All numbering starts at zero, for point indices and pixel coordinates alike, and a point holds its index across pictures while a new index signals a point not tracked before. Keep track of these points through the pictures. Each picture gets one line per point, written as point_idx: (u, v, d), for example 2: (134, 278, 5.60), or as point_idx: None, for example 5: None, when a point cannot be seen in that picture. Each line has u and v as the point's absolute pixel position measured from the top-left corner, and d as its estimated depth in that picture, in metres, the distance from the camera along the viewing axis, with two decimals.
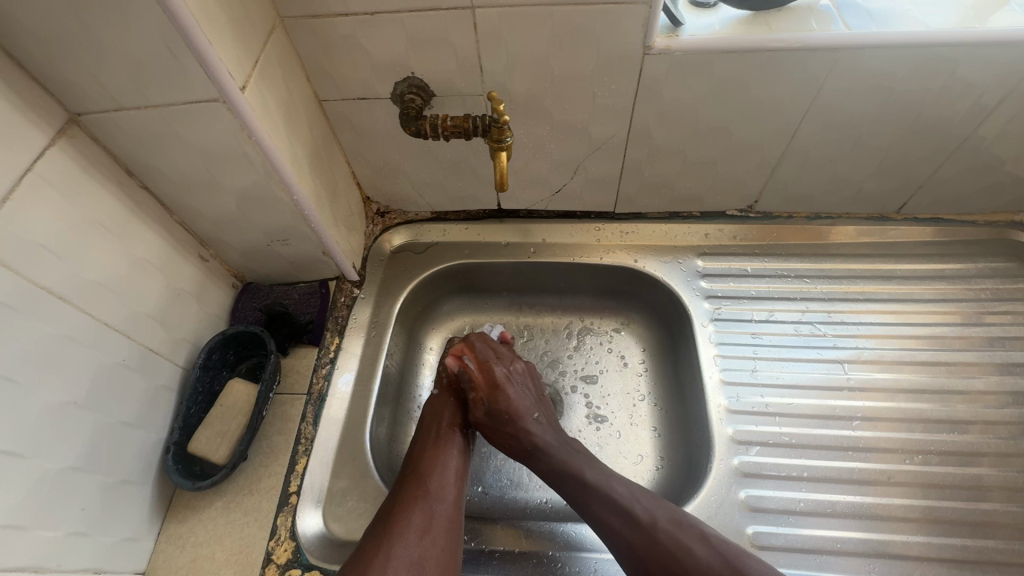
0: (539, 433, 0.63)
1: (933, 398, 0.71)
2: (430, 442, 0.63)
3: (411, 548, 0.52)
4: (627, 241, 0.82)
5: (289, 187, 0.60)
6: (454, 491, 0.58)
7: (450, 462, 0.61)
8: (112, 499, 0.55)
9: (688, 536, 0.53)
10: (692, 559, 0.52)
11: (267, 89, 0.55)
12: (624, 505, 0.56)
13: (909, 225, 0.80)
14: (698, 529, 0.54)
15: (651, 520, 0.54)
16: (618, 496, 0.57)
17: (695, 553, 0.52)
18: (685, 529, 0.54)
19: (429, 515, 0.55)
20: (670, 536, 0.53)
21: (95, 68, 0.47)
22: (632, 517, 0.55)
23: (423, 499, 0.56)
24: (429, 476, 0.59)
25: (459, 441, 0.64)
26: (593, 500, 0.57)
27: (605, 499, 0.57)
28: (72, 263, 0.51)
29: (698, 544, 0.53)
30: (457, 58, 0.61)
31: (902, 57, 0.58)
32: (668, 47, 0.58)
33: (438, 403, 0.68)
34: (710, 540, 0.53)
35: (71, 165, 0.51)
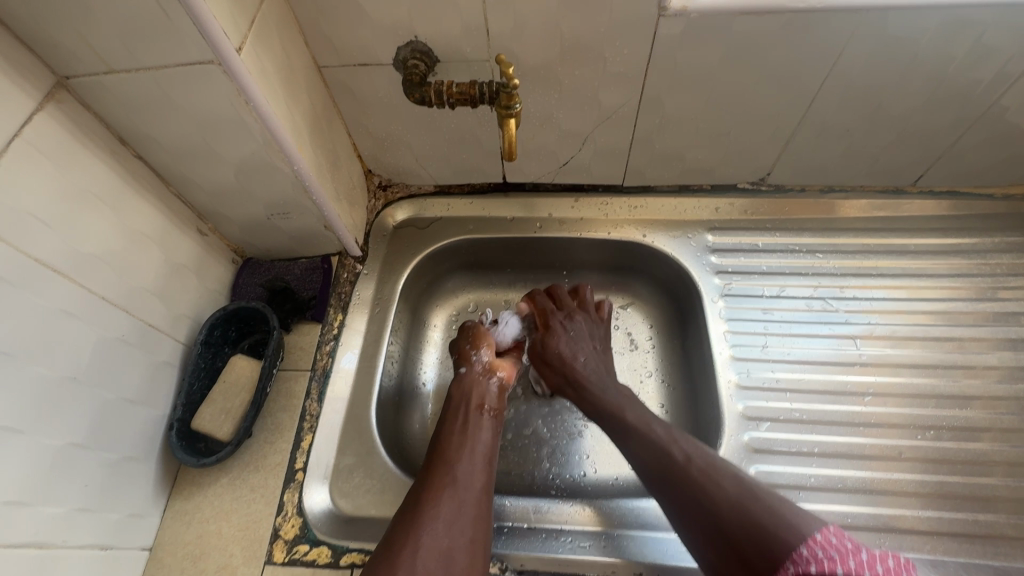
0: (587, 371, 0.67)
1: (944, 373, 0.70)
2: (458, 425, 0.62)
3: (440, 539, 0.50)
4: (635, 216, 0.80)
5: (289, 156, 0.58)
6: (481, 478, 0.57)
7: (477, 449, 0.59)
8: (116, 476, 0.55)
9: (721, 474, 0.53)
10: (717, 490, 0.51)
11: (263, 52, 0.52)
12: (661, 446, 0.57)
13: (924, 198, 0.78)
14: (732, 475, 0.52)
15: (685, 459, 0.55)
16: (654, 436, 0.58)
17: (723, 488, 0.51)
18: (718, 470, 0.53)
19: (458, 503, 0.53)
20: (702, 472, 0.53)
21: (82, 27, 0.44)
22: (667, 455, 0.56)
23: (452, 487, 0.54)
24: (457, 460, 0.57)
25: (485, 428, 0.62)
26: (632, 437, 0.59)
27: (642, 436, 0.58)
28: (65, 236, 0.49)
29: (731, 481, 0.52)
30: (463, 21, 0.58)
31: (927, 19, 0.55)
32: (684, 8, 0.55)
33: (463, 385, 0.66)
34: (743, 481, 0.52)
35: (61, 131, 0.48)
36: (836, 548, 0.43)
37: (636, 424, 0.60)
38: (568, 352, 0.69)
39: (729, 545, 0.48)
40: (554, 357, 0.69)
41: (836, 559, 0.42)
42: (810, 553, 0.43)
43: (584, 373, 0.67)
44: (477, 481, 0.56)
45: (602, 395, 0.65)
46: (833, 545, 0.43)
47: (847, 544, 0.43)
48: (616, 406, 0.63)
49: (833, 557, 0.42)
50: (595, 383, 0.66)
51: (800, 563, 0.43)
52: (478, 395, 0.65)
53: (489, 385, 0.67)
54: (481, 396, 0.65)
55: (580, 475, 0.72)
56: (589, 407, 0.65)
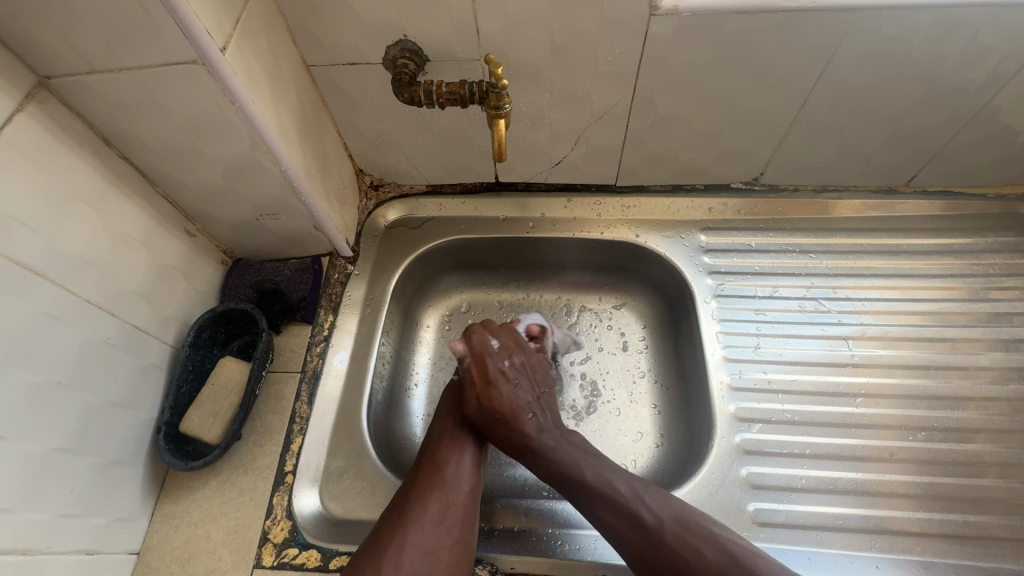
0: (538, 428, 0.61)
1: (936, 374, 0.70)
2: (448, 429, 0.62)
3: (427, 537, 0.51)
4: (628, 215, 0.80)
5: (277, 157, 0.57)
6: (471, 480, 0.58)
7: (467, 451, 0.60)
8: (102, 480, 0.54)
9: (696, 537, 0.51)
10: (697, 560, 0.49)
11: (249, 52, 0.52)
12: (630, 509, 0.54)
13: (917, 198, 0.78)
14: (708, 533, 0.51)
15: (657, 522, 0.52)
16: (620, 496, 0.55)
17: (702, 554, 0.50)
18: (692, 530, 0.51)
19: (446, 504, 0.54)
20: (677, 538, 0.51)
21: (62, 27, 0.43)
22: (638, 520, 0.53)
23: (440, 488, 0.55)
24: (446, 463, 0.58)
25: (476, 431, 0.63)
26: (596, 497, 0.55)
27: (608, 497, 0.55)
28: (49, 239, 0.48)
29: (708, 545, 0.50)
30: (453, 19, 0.57)
31: (920, 19, 0.55)
32: (675, 7, 0.55)
33: (457, 397, 0.66)
34: (722, 543, 0.50)
35: (42, 132, 0.48)
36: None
37: (600, 484, 0.56)
38: (517, 400, 0.62)
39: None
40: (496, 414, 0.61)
41: None
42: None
43: (534, 431, 0.61)
44: (466, 483, 0.57)
45: (557, 453, 0.59)
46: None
47: None
48: (573, 464, 0.58)
49: None
50: (546, 442, 0.60)
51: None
52: (472, 404, 0.66)
53: None
54: (472, 413, 0.65)
55: None
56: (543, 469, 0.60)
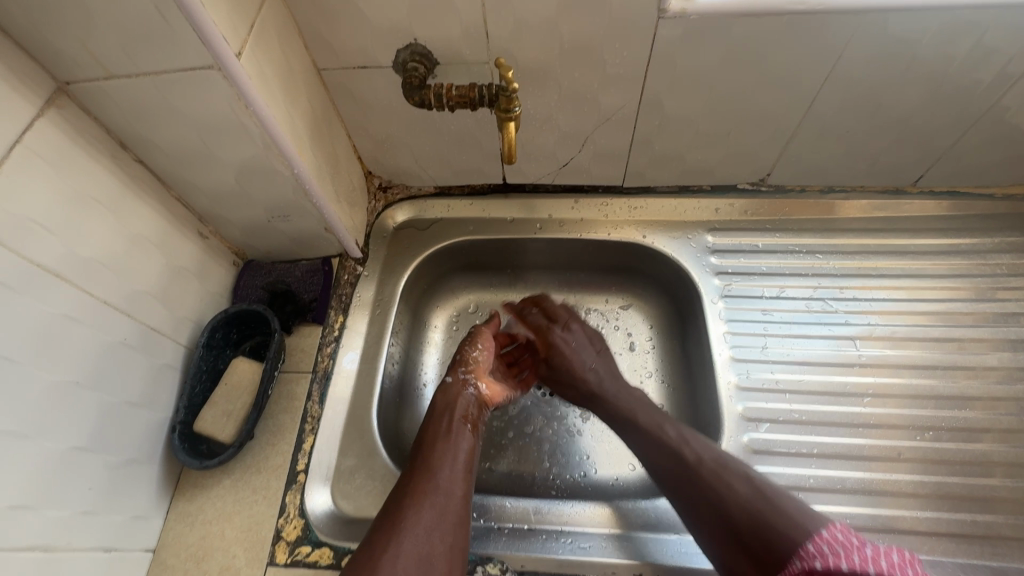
0: (598, 379, 0.69)
1: (944, 374, 0.70)
2: (441, 432, 0.60)
3: (421, 544, 0.50)
4: (635, 216, 0.80)
5: (289, 160, 0.58)
6: (462, 484, 0.57)
7: (458, 456, 0.59)
8: (119, 479, 0.55)
9: (730, 474, 0.55)
10: (727, 491, 0.54)
11: (263, 57, 0.52)
12: (672, 446, 0.59)
13: (925, 199, 0.78)
14: (744, 472, 0.55)
15: (695, 458, 0.57)
16: (667, 436, 0.60)
17: (734, 488, 0.54)
18: (728, 469, 0.56)
19: (438, 510, 0.53)
20: (713, 472, 0.56)
21: (82, 33, 0.44)
22: (677, 454, 0.58)
23: (433, 493, 0.54)
24: (438, 468, 0.57)
25: (466, 435, 0.61)
26: (645, 436, 0.62)
27: (655, 437, 0.61)
28: (67, 241, 0.49)
29: (741, 482, 0.54)
30: (462, 23, 0.58)
31: (928, 20, 0.55)
32: (683, 9, 0.55)
33: (448, 395, 0.65)
34: (757, 483, 0.54)
35: (61, 137, 0.48)
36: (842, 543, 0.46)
37: (651, 424, 0.63)
38: (577, 362, 0.70)
39: (741, 544, 0.51)
40: (563, 371, 0.71)
41: (841, 553, 0.45)
42: (816, 548, 0.47)
43: (593, 382, 0.69)
44: (456, 488, 0.56)
45: (615, 400, 0.67)
46: (839, 541, 0.46)
47: (852, 539, 0.46)
48: (629, 409, 0.65)
49: (838, 552, 0.45)
50: (605, 390, 0.68)
51: (806, 558, 0.46)
52: (464, 407, 0.64)
53: (470, 397, 0.66)
54: (466, 409, 0.64)
55: (579, 476, 0.72)
56: (606, 413, 0.68)
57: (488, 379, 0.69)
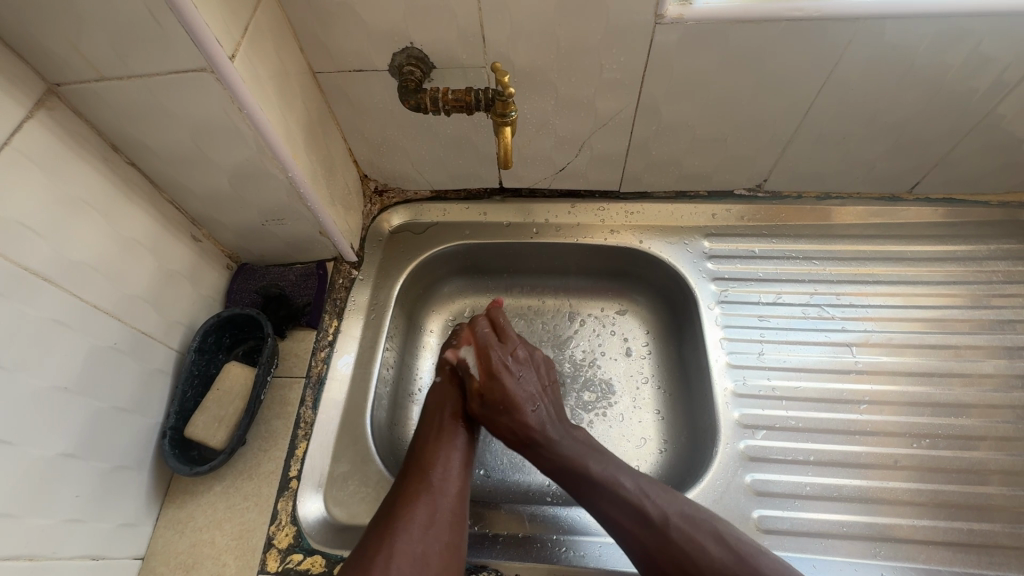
0: (540, 422, 0.63)
1: (940, 381, 0.70)
2: (434, 429, 0.63)
3: (414, 544, 0.52)
4: (632, 221, 0.80)
5: (283, 162, 0.57)
6: (458, 481, 0.58)
7: (453, 455, 0.60)
8: (107, 486, 0.54)
9: (702, 534, 0.54)
10: (704, 554, 0.53)
11: (257, 61, 0.52)
12: (631, 502, 0.56)
13: (920, 205, 0.78)
14: (713, 528, 0.54)
15: (662, 518, 0.55)
16: (630, 500, 0.56)
17: (709, 552, 0.53)
18: (698, 527, 0.54)
19: (433, 507, 0.55)
20: (684, 536, 0.54)
21: (72, 34, 0.43)
22: (641, 514, 0.55)
23: (426, 490, 0.56)
24: (432, 466, 0.58)
25: (461, 431, 0.63)
26: (606, 498, 0.57)
27: (619, 500, 0.57)
28: (57, 245, 0.49)
29: (715, 544, 0.53)
30: (459, 27, 0.58)
31: (924, 28, 0.55)
32: (681, 16, 0.55)
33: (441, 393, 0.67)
34: (727, 540, 0.53)
35: (51, 139, 0.48)
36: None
37: (605, 481, 0.58)
38: (517, 399, 0.64)
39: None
40: (501, 408, 0.63)
41: None
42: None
43: (534, 425, 0.63)
44: (452, 487, 0.57)
45: (563, 447, 0.61)
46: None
47: None
48: (577, 458, 0.61)
49: None
50: (548, 435, 0.62)
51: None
52: (455, 404, 0.66)
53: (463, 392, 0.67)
54: (456, 406, 0.66)
55: None
56: (548, 462, 0.62)
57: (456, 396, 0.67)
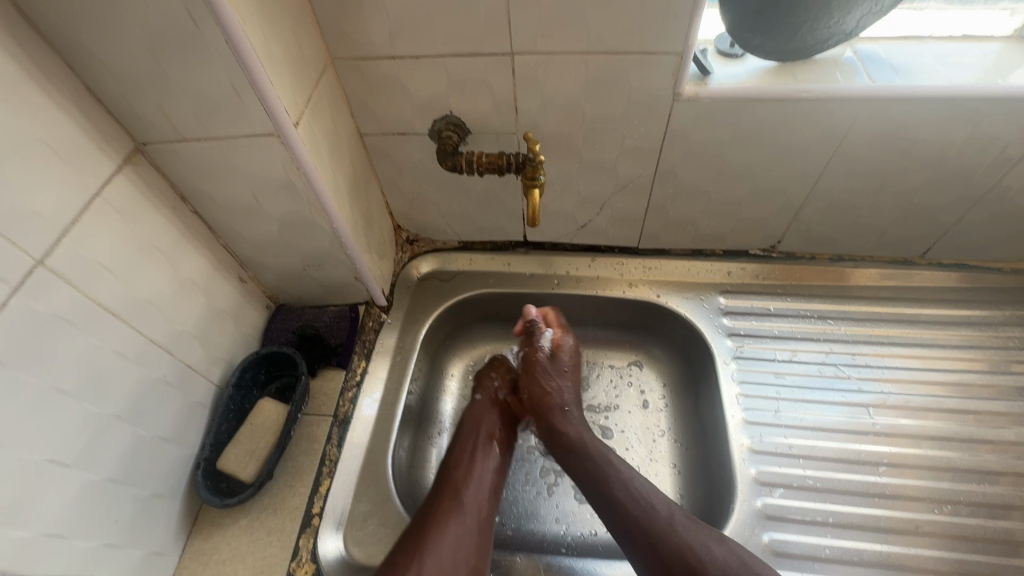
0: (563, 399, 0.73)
1: (962, 446, 0.70)
2: (467, 453, 0.69)
3: (446, 560, 0.56)
4: (650, 276, 0.83)
5: (329, 216, 0.63)
6: (486, 506, 0.64)
7: (482, 481, 0.66)
8: (143, 513, 0.56)
9: (705, 534, 0.56)
10: (701, 550, 0.54)
11: (316, 125, 0.58)
12: (646, 496, 0.59)
13: (933, 270, 0.81)
14: (719, 541, 0.55)
15: (670, 515, 0.58)
16: (654, 506, 0.59)
17: (712, 550, 0.54)
18: (700, 527, 0.56)
19: (463, 534, 0.59)
20: (687, 529, 0.56)
21: (163, 102, 0.50)
22: (652, 507, 0.58)
23: (457, 518, 0.60)
24: (462, 496, 0.63)
25: (490, 460, 0.69)
26: (632, 510, 0.59)
27: (644, 509, 0.58)
28: (127, 283, 0.54)
29: (715, 543, 0.55)
30: (496, 99, 0.64)
31: (923, 109, 0.60)
32: (696, 94, 0.61)
33: (477, 413, 0.74)
34: (730, 544, 0.55)
35: (132, 189, 0.54)
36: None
37: (620, 473, 0.62)
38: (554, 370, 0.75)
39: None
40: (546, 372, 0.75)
41: None
42: None
43: (559, 397, 0.73)
44: (482, 512, 0.63)
45: (572, 422, 0.71)
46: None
47: None
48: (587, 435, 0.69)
49: None
50: (567, 409, 0.72)
51: None
52: (489, 425, 0.73)
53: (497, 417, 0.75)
54: (490, 430, 0.72)
55: (589, 534, 0.73)
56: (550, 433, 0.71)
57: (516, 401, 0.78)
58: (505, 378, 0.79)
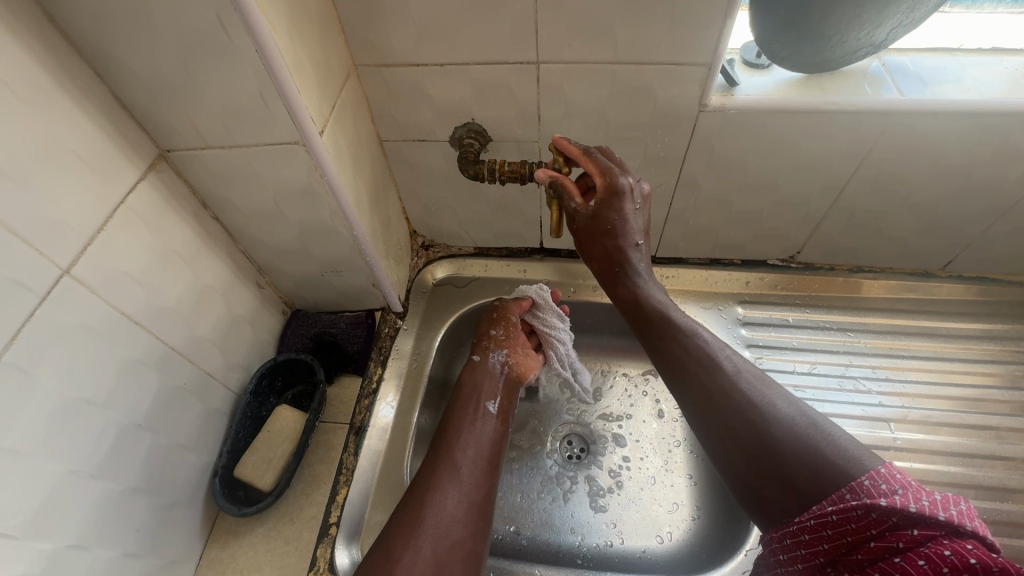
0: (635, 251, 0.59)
1: (985, 463, 0.69)
2: (467, 418, 0.64)
3: (441, 528, 0.52)
4: (667, 285, 0.83)
5: (349, 222, 0.62)
6: (483, 479, 0.59)
7: (478, 447, 0.62)
8: (161, 522, 0.56)
9: (774, 392, 0.49)
10: (763, 407, 0.47)
11: (340, 133, 0.58)
12: (709, 352, 0.54)
13: (953, 282, 0.80)
14: (796, 408, 0.47)
15: (734, 370, 0.51)
16: (721, 369, 0.52)
17: (776, 406, 0.47)
18: (768, 386, 0.50)
19: (460, 502, 0.55)
20: (751, 387, 0.49)
21: (188, 109, 0.50)
22: (715, 363, 0.52)
23: (455, 486, 0.56)
24: (462, 463, 0.59)
25: (488, 428, 0.65)
26: (696, 371, 0.53)
27: (710, 370, 0.52)
28: (150, 290, 0.53)
29: (781, 400, 0.48)
30: (519, 108, 0.64)
31: (954, 121, 0.59)
32: (723, 105, 0.60)
33: (476, 375, 0.70)
34: (800, 405, 0.47)
35: (155, 196, 0.53)
36: (901, 483, 0.37)
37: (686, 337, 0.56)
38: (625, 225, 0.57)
39: (780, 469, 0.43)
40: (606, 227, 0.57)
41: (906, 492, 0.36)
42: (872, 484, 0.38)
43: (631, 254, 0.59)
44: (479, 485, 0.58)
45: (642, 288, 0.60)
46: (897, 481, 0.38)
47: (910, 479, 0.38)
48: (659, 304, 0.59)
49: (904, 491, 0.36)
50: (636, 270, 0.60)
51: (859, 493, 0.38)
52: (490, 388, 0.69)
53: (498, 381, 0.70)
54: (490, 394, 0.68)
55: (605, 544, 0.72)
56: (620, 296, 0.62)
57: (519, 359, 0.74)
58: (511, 335, 0.75)
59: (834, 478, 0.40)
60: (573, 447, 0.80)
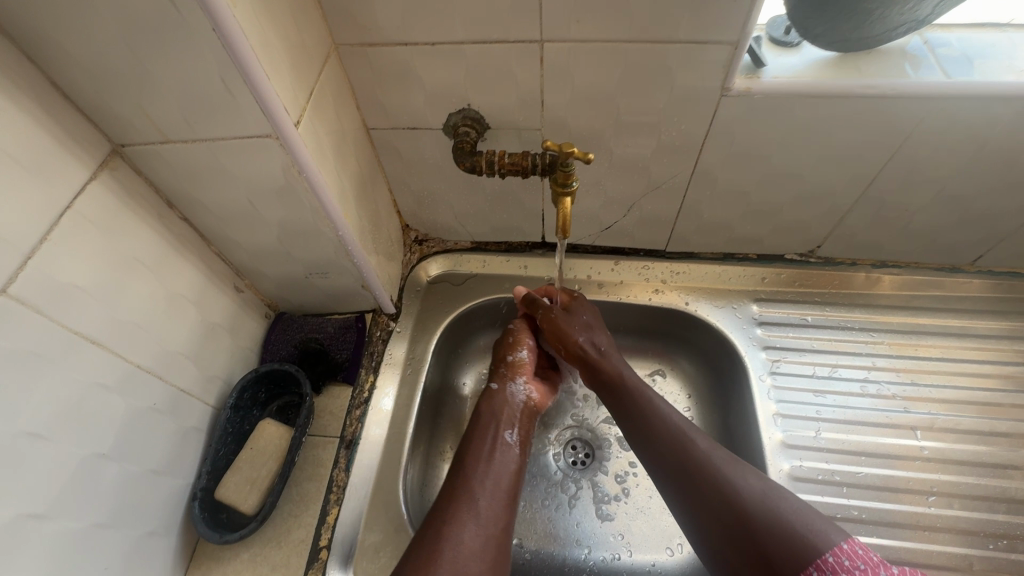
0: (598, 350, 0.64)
1: (1017, 475, 0.65)
2: (486, 444, 0.57)
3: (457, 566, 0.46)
4: (678, 283, 0.78)
5: (334, 222, 0.56)
6: (503, 517, 0.51)
7: (497, 477, 0.54)
8: (134, 555, 0.52)
9: (745, 469, 0.51)
10: (736, 487, 0.49)
11: (319, 123, 0.52)
12: (681, 428, 0.55)
13: (982, 278, 0.75)
14: (764, 482, 0.50)
15: (707, 448, 0.53)
16: (693, 443, 0.54)
17: (748, 480, 0.50)
18: (739, 463, 0.52)
19: (478, 540, 0.48)
20: (723, 463, 0.51)
21: (141, 99, 0.43)
22: (685, 438, 0.54)
23: (473, 520, 0.50)
24: (480, 495, 0.52)
25: (509, 458, 0.57)
26: (670, 444, 0.54)
27: (682, 444, 0.53)
28: (108, 305, 0.48)
29: (751, 476, 0.50)
30: (520, 93, 0.57)
31: (1004, 108, 0.53)
32: (747, 89, 0.54)
33: (494, 403, 0.63)
34: (769, 482, 0.50)
35: (109, 198, 0.47)
36: (863, 559, 0.41)
37: (653, 407, 0.58)
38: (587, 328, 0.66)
39: (755, 548, 0.45)
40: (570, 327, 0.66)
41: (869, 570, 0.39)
42: (836, 561, 0.41)
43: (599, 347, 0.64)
44: (497, 524, 0.51)
45: (619, 367, 0.62)
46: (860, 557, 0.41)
47: (873, 556, 0.41)
48: (634, 381, 0.61)
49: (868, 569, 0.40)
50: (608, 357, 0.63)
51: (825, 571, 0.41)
52: (509, 413, 0.62)
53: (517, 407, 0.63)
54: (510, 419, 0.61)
55: (612, 557, 0.69)
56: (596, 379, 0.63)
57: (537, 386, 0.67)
58: (528, 360, 0.68)
59: (806, 554, 0.42)
60: (578, 453, 0.76)
